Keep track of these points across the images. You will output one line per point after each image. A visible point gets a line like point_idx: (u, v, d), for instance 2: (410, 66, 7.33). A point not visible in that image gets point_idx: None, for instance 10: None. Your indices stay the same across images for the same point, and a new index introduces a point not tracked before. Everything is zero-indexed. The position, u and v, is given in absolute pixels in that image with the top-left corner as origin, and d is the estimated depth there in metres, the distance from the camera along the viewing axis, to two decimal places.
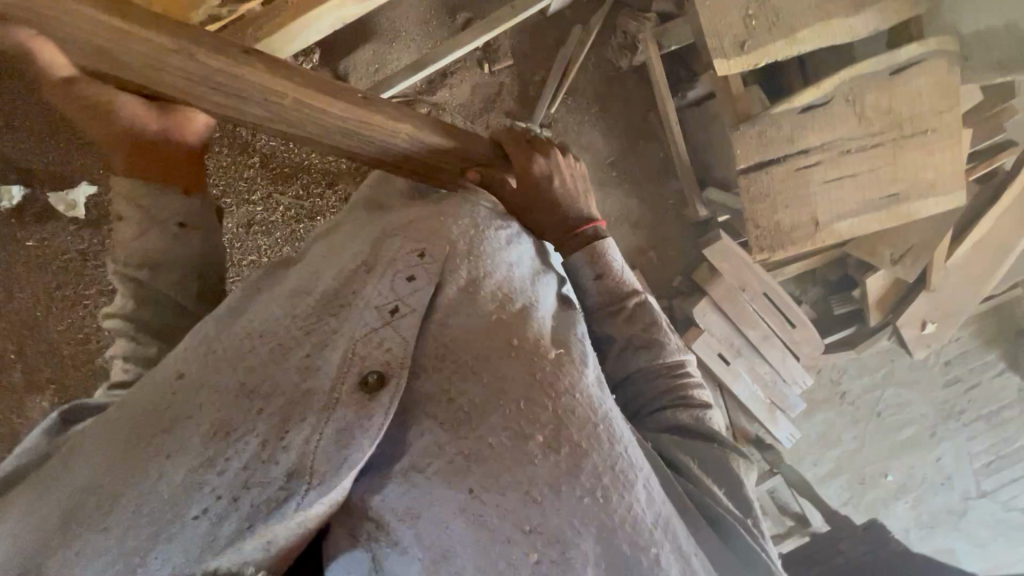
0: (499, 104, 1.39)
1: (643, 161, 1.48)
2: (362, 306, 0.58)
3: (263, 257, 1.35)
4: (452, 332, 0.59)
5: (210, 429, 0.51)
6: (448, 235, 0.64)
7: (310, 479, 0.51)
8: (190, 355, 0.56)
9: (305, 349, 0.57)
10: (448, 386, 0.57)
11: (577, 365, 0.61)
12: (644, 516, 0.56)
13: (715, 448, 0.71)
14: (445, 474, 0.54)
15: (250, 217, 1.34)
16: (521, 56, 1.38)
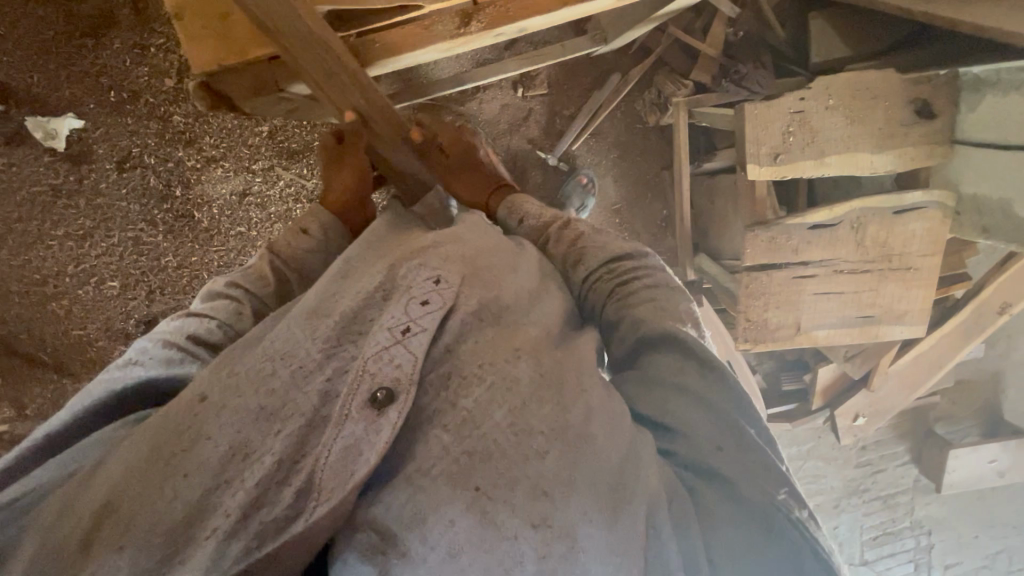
0: (523, 129, 1.39)
1: (647, 215, 1.52)
2: (378, 329, 0.58)
3: (253, 231, 1.29)
4: (463, 350, 0.59)
5: (230, 449, 0.51)
6: (466, 263, 0.67)
7: (320, 479, 0.50)
8: (218, 378, 0.56)
9: (325, 373, 0.56)
10: (455, 388, 0.57)
11: (585, 368, 0.61)
12: (627, 479, 0.54)
13: (687, 368, 0.63)
14: (450, 475, 0.51)
15: (247, 186, 1.27)
16: (555, 88, 1.39)
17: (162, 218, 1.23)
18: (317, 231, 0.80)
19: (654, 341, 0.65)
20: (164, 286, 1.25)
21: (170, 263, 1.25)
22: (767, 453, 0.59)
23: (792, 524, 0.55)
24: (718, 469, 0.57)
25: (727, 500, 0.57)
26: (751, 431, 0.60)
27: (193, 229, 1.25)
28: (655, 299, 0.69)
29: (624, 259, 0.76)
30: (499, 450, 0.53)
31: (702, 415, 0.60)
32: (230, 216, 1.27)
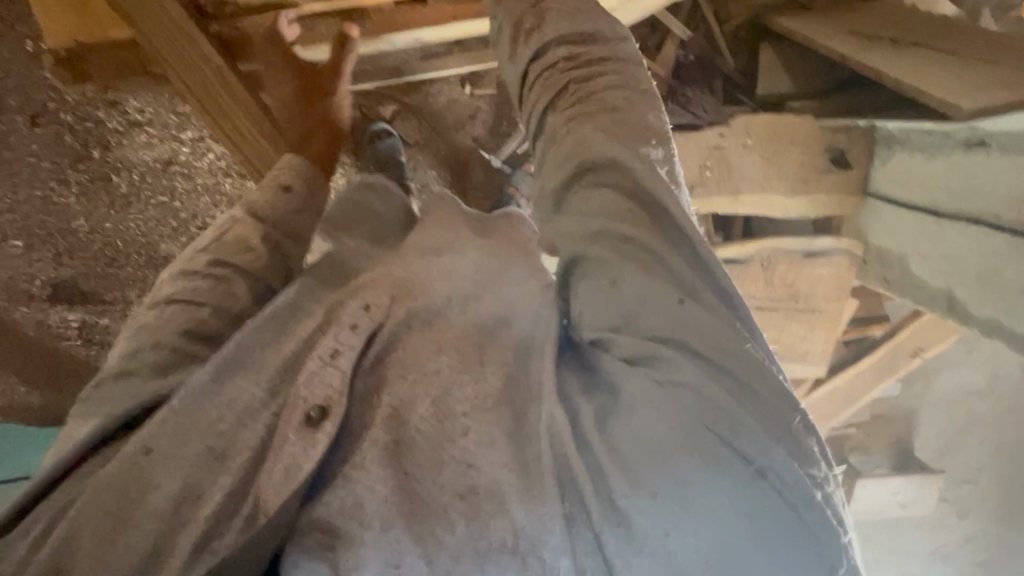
0: (469, 128, 1.38)
1: None
2: (309, 360, 0.59)
3: (177, 202, 1.25)
4: (390, 360, 0.60)
5: (179, 495, 0.53)
6: (395, 286, 0.66)
7: (271, 487, 0.52)
8: (155, 429, 0.57)
9: (270, 409, 0.58)
10: (379, 395, 0.58)
11: (512, 360, 0.59)
12: (532, 391, 0.56)
13: (636, 223, 0.59)
14: (382, 463, 0.53)
15: (172, 155, 1.22)
16: (504, 90, 1.37)
17: (76, 178, 1.18)
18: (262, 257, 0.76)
19: (600, 195, 0.62)
20: (72, 249, 1.21)
21: (80, 227, 1.20)
22: (713, 315, 0.55)
23: (725, 393, 0.52)
24: (642, 339, 0.56)
25: (649, 371, 0.54)
26: (698, 296, 0.56)
27: (110, 195, 1.21)
28: (627, 140, 0.63)
29: (621, 101, 0.66)
30: (421, 443, 0.54)
31: (638, 273, 0.57)
32: (152, 184, 1.22)
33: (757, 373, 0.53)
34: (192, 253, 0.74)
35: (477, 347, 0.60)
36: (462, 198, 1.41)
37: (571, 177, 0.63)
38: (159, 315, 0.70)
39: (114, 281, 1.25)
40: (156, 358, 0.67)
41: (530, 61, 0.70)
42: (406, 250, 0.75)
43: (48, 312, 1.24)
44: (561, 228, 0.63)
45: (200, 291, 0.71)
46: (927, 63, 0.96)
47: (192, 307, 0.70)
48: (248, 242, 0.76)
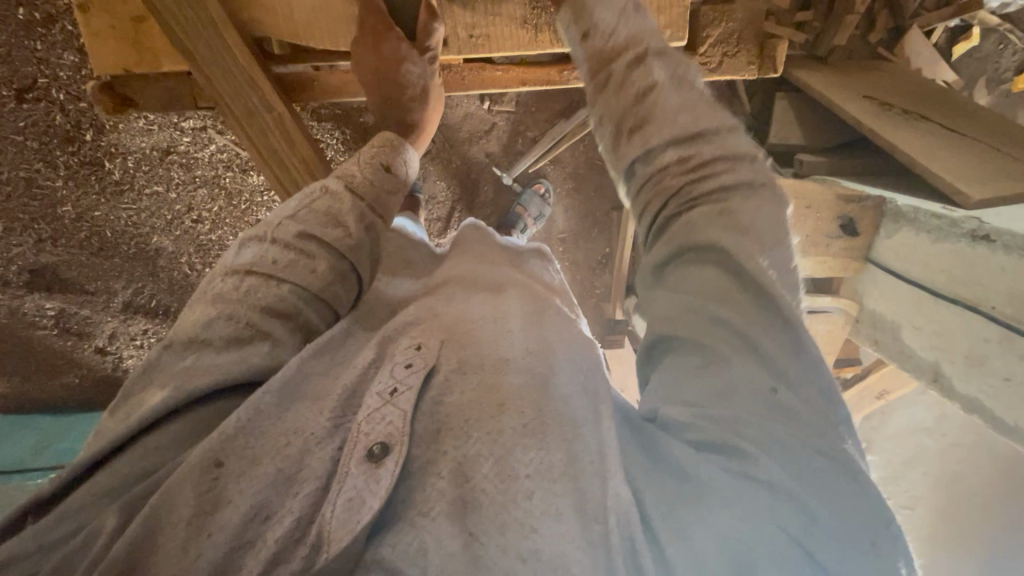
0: (484, 142, 1.36)
1: (591, 248, 1.52)
2: (366, 395, 0.48)
3: (173, 193, 1.17)
4: (449, 404, 0.47)
5: (248, 514, 0.41)
6: (448, 326, 0.54)
7: (324, 524, 0.41)
8: (226, 435, 0.44)
9: (336, 441, 0.45)
10: (465, 432, 0.45)
11: (594, 421, 0.45)
12: (588, 459, 0.42)
13: (735, 299, 0.48)
14: (451, 516, 0.41)
15: (171, 143, 1.13)
16: (523, 108, 1.35)
17: (66, 161, 1.10)
18: (325, 256, 0.58)
19: (698, 268, 0.51)
20: (57, 236, 1.15)
21: (67, 214, 1.14)
22: (826, 420, 0.43)
23: (825, 510, 0.39)
24: (736, 437, 0.42)
25: (734, 474, 0.41)
26: (811, 396, 0.44)
27: (101, 181, 1.13)
28: (728, 224, 0.51)
29: (749, 189, 0.54)
30: (488, 501, 0.41)
31: (734, 362, 0.45)
32: (148, 173, 1.15)
33: (871, 495, 0.41)
34: (282, 219, 0.59)
35: (559, 401, 0.46)
36: (466, 214, 1.41)
37: (679, 251, 0.52)
38: (240, 285, 0.54)
39: (98, 271, 1.20)
40: (233, 332, 0.51)
41: (636, 165, 0.58)
42: (446, 285, 0.61)
43: (23, 299, 1.18)
44: (657, 303, 0.52)
45: (283, 265, 0.56)
46: (950, 138, 0.96)
47: (274, 281, 0.55)
48: (341, 219, 0.60)
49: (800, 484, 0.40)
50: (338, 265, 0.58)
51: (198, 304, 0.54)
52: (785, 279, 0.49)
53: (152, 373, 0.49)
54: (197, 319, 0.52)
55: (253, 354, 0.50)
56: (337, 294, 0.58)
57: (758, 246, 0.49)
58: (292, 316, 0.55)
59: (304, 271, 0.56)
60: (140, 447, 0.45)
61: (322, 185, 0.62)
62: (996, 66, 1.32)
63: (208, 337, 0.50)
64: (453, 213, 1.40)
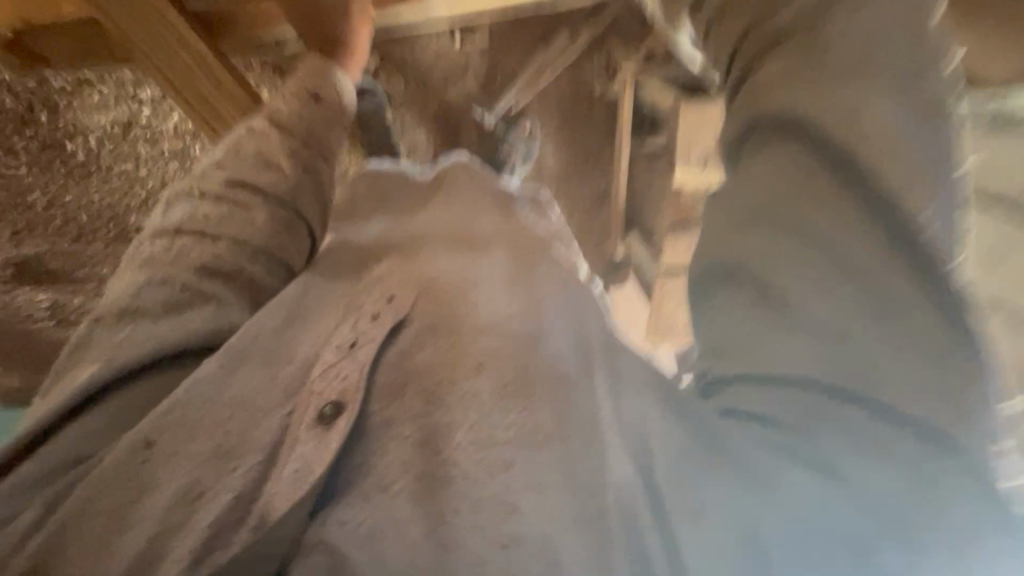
0: (460, 83, 1.28)
1: (590, 185, 1.35)
2: (325, 349, 0.49)
3: (141, 169, 1.11)
4: (418, 361, 0.48)
5: (179, 491, 0.41)
6: (421, 282, 0.54)
7: (269, 498, 0.41)
8: (162, 410, 0.44)
9: (287, 407, 0.46)
10: (441, 391, 0.47)
11: (576, 376, 0.49)
12: (576, 421, 0.46)
13: (828, 194, 0.40)
14: (417, 495, 0.43)
15: (131, 117, 1.10)
16: (497, 42, 1.28)
17: (30, 145, 1.10)
18: (258, 206, 0.57)
19: (774, 153, 0.43)
20: (33, 225, 1.13)
21: (38, 200, 1.12)
22: (938, 379, 0.36)
23: (883, 493, 0.37)
24: (778, 409, 0.40)
25: (767, 448, 0.41)
26: (907, 320, 0.37)
27: (67, 163, 1.11)
28: (823, 63, 0.41)
29: None
30: (462, 474, 0.43)
31: (814, 297, 0.39)
32: (112, 150, 1.10)
33: (961, 467, 0.37)
34: (206, 169, 0.59)
35: (540, 353, 0.49)
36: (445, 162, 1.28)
37: (746, 125, 0.45)
38: (169, 247, 0.54)
39: (84, 258, 1.13)
40: (166, 297, 0.51)
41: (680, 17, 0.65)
42: (423, 239, 0.60)
43: (16, 292, 1.14)
44: (711, 225, 0.46)
45: (213, 220, 0.55)
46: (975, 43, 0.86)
47: (206, 241, 0.54)
48: (271, 160, 0.59)
49: (859, 462, 0.38)
50: (279, 213, 0.58)
51: (129, 269, 0.54)
52: (932, 166, 0.38)
53: (85, 349, 0.49)
54: (126, 289, 0.51)
55: (191, 318, 0.50)
56: (284, 246, 0.57)
57: (869, 95, 0.39)
58: (236, 275, 0.54)
59: (235, 221, 0.56)
60: (80, 422, 0.45)
61: (249, 126, 0.62)
62: None
63: (140, 306, 0.50)
64: None
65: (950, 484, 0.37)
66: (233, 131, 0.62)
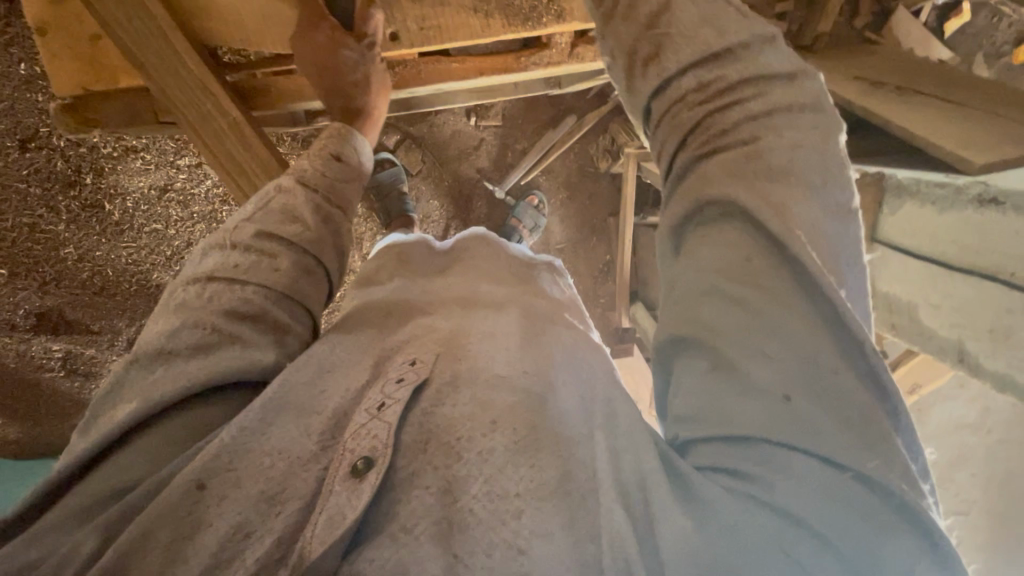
0: (472, 159, 1.36)
1: (590, 257, 1.50)
2: (356, 412, 0.45)
3: (171, 230, 1.20)
4: (442, 415, 0.44)
5: (228, 533, 0.37)
6: (443, 340, 0.52)
7: (304, 542, 0.37)
8: (212, 454, 0.41)
9: (323, 462, 0.41)
10: (463, 443, 0.42)
11: (599, 435, 0.42)
12: (583, 476, 0.39)
13: (742, 229, 0.43)
14: (436, 536, 0.37)
15: (167, 182, 1.16)
16: (510, 122, 1.36)
17: (67, 205, 1.13)
18: (287, 263, 0.57)
19: (718, 225, 0.44)
20: (61, 277, 1.17)
21: (70, 255, 1.16)
22: (852, 429, 0.36)
23: (854, 557, 0.34)
24: (731, 463, 0.38)
25: (736, 498, 0.37)
26: (841, 396, 0.37)
27: (103, 222, 1.16)
28: (759, 172, 0.43)
29: (798, 108, 0.46)
30: (478, 521, 0.37)
31: (761, 364, 0.38)
32: (146, 212, 1.18)
33: (906, 519, 0.35)
34: (238, 223, 0.58)
35: (563, 416, 0.44)
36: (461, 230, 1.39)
37: (692, 209, 0.46)
38: (201, 292, 0.52)
39: (102, 310, 1.23)
40: (198, 339, 0.48)
41: (651, 103, 0.52)
42: (419, 310, 0.58)
43: (31, 342, 1.20)
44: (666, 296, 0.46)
45: (244, 267, 0.54)
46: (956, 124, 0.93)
47: (237, 286, 0.53)
48: (297, 214, 0.60)
49: (837, 530, 0.34)
50: (301, 260, 0.58)
51: (162, 315, 0.52)
52: (841, 222, 0.43)
53: (125, 387, 0.47)
54: (162, 328, 0.49)
55: (222, 357, 0.48)
56: (303, 289, 0.57)
57: (800, 161, 0.43)
58: (260, 316, 0.53)
59: (264, 269, 0.55)
60: (122, 461, 0.43)
61: (276, 183, 0.63)
62: (990, 39, 1.22)
63: (175, 347, 0.48)
64: (449, 231, 1.38)
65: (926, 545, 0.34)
66: (265, 188, 0.62)
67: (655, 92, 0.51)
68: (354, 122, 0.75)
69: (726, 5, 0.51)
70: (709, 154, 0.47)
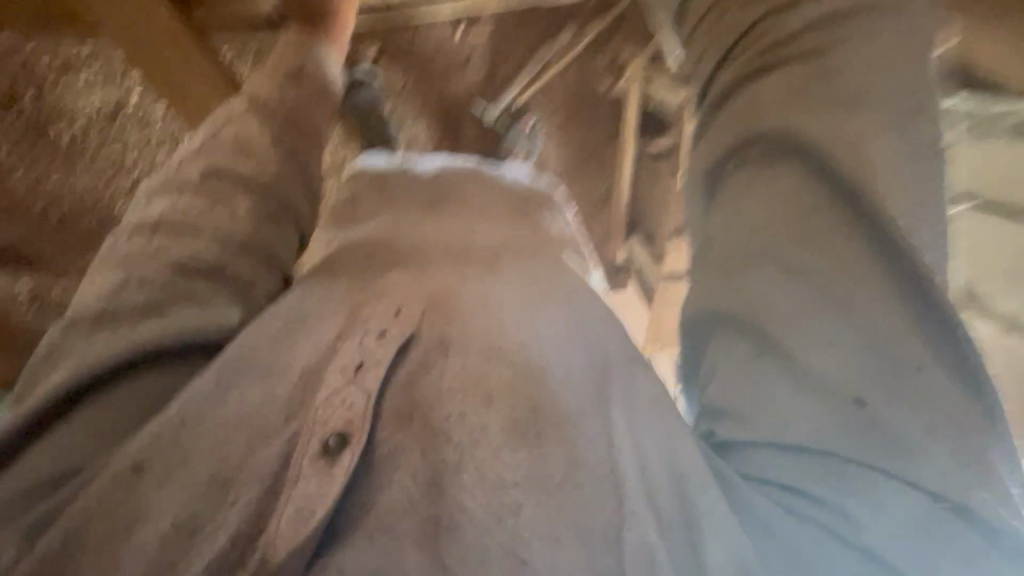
0: (459, 77, 1.23)
1: None
2: (328, 372, 0.39)
3: (125, 155, 1.07)
4: (425, 386, 0.40)
5: (180, 521, 0.34)
6: (427, 292, 0.46)
7: (269, 537, 0.34)
8: (158, 431, 0.37)
9: (287, 436, 0.38)
10: (443, 423, 0.39)
11: (597, 420, 0.40)
12: (592, 465, 0.38)
13: (803, 213, 0.42)
14: (421, 542, 0.35)
15: (118, 101, 1.06)
16: (501, 33, 1.22)
17: (12, 131, 1.05)
18: (246, 209, 0.50)
19: (774, 184, 0.43)
20: (10, 212, 1.07)
21: (17, 186, 1.06)
22: (918, 424, 0.37)
23: (908, 550, 0.37)
24: (782, 455, 0.40)
25: (784, 489, 0.39)
26: (906, 391, 0.37)
27: (49, 148, 1.06)
28: (825, 98, 0.42)
29: (876, 31, 0.42)
30: (468, 522, 0.35)
31: (814, 357, 0.39)
32: (97, 135, 1.06)
33: (966, 508, 0.37)
34: (182, 163, 0.51)
35: (553, 389, 0.41)
36: None
37: (735, 150, 0.45)
38: (148, 246, 0.46)
39: (57, 247, 1.09)
40: (144, 300, 0.43)
41: (693, 2, 0.49)
42: (403, 252, 0.51)
43: None
44: (711, 269, 0.45)
45: (194, 217, 0.48)
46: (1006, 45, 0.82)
47: (188, 239, 0.46)
48: (249, 147, 0.53)
49: (888, 522, 0.37)
50: (264, 210, 0.51)
51: (102, 272, 0.45)
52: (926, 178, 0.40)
53: (60, 355, 0.42)
54: (101, 289, 0.43)
55: (174, 322, 0.42)
56: (273, 245, 0.51)
57: (870, 128, 0.41)
58: (218, 275, 0.46)
59: (219, 217, 0.48)
60: (58, 435, 0.39)
61: (227, 111, 0.55)
62: None
63: (114, 308, 0.42)
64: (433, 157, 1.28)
65: (989, 531, 0.37)
66: (214, 113, 0.55)
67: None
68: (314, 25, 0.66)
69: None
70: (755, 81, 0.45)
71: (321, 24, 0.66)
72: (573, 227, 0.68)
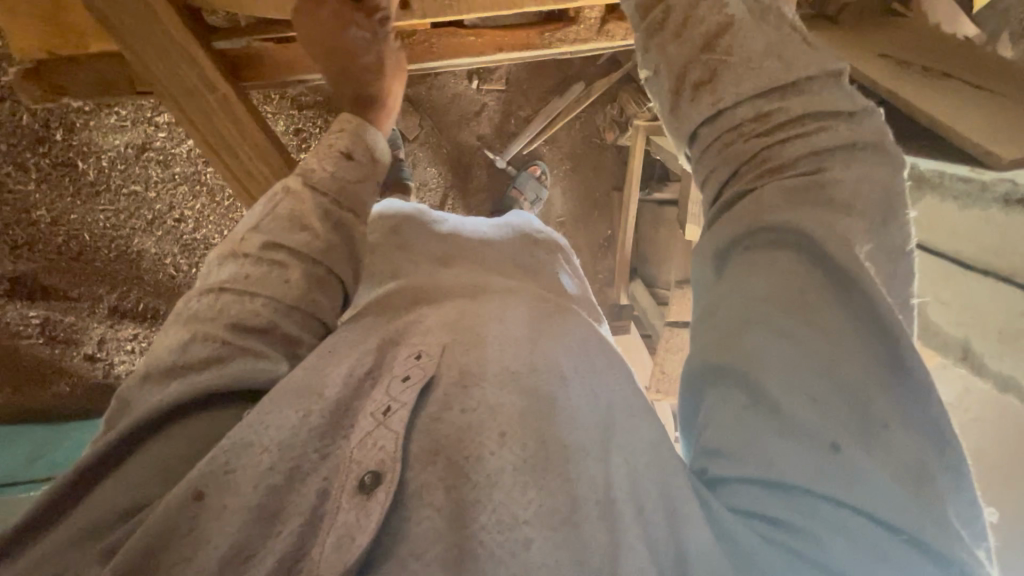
0: (474, 125, 1.29)
1: (590, 233, 1.47)
2: (359, 414, 0.42)
3: (152, 192, 1.13)
4: (449, 424, 0.42)
5: (227, 550, 0.35)
6: (451, 326, 0.50)
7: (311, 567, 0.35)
8: (210, 462, 0.38)
9: (323, 472, 0.39)
10: (469, 459, 0.40)
11: (602, 453, 0.40)
12: (593, 499, 0.38)
13: (792, 266, 0.41)
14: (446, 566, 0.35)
15: (146, 140, 1.10)
16: (514, 86, 1.29)
17: (38, 164, 1.06)
18: (299, 275, 0.51)
19: (771, 250, 0.42)
20: (34, 241, 1.11)
21: (42, 218, 1.09)
22: (906, 483, 0.35)
23: None
24: (772, 505, 0.36)
25: (776, 545, 0.36)
26: (894, 448, 0.36)
27: (76, 182, 1.09)
28: (821, 198, 0.42)
29: (853, 149, 0.43)
30: (487, 553, 0.36)
31: (809, 408, 0.37)
32: (125, 171, 1.11)
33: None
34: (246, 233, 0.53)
35: (577, 428, 0.42)
36: (459, 202, 1.34)
37: (746, 232, 0.43)
38: (213, 305, 0.48)
39: (80, 276, 1.15)
40: (208, 353, 0.45)
41: (700, 129, 0.48)
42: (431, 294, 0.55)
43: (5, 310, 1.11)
44: (702, 323, 0.44)
45: (254, 279, 0.49)
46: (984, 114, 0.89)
47: (247, 297, 0.48)
48: (305, 222, 0.54)
49: None
50: (314, 271, 0.52)
51: (174, 327, 0.48)
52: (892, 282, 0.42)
53: (133, 405, 0.44)
54: (174, 343, 0.46)
55: (233, 371, 0.44)
56: (318, 302, 0.51)
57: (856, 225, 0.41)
58: (270, 330, 0.48)
59: (272, 280, 0.50)
60: (117, 475, 0.40)
61: (283, 186, 0.56)
62: None
63: (179, 362, 0.44)
64: (447, 201, 1.33)
65: None
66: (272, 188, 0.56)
67: (708, 119, 0.47)
68: (365, 112, 0.68)
69: (791, 31, 0.48)
70: (766, 181, 0.44)
71: (367, 111, 0.68)
72: (581, 280, 0.71)
